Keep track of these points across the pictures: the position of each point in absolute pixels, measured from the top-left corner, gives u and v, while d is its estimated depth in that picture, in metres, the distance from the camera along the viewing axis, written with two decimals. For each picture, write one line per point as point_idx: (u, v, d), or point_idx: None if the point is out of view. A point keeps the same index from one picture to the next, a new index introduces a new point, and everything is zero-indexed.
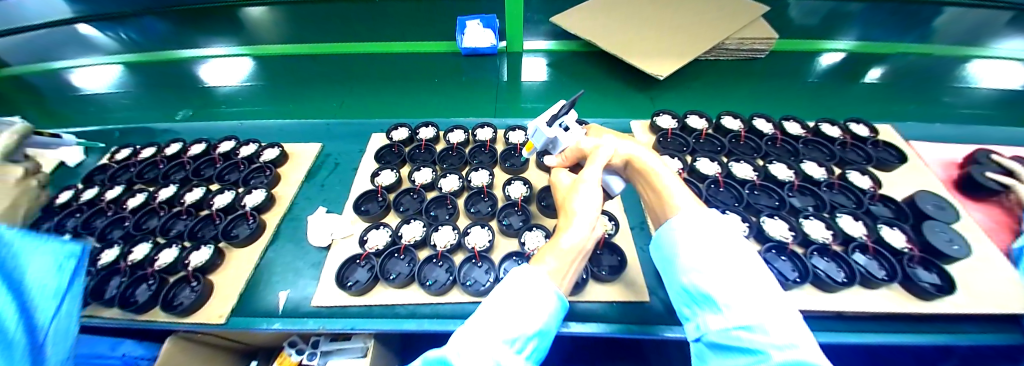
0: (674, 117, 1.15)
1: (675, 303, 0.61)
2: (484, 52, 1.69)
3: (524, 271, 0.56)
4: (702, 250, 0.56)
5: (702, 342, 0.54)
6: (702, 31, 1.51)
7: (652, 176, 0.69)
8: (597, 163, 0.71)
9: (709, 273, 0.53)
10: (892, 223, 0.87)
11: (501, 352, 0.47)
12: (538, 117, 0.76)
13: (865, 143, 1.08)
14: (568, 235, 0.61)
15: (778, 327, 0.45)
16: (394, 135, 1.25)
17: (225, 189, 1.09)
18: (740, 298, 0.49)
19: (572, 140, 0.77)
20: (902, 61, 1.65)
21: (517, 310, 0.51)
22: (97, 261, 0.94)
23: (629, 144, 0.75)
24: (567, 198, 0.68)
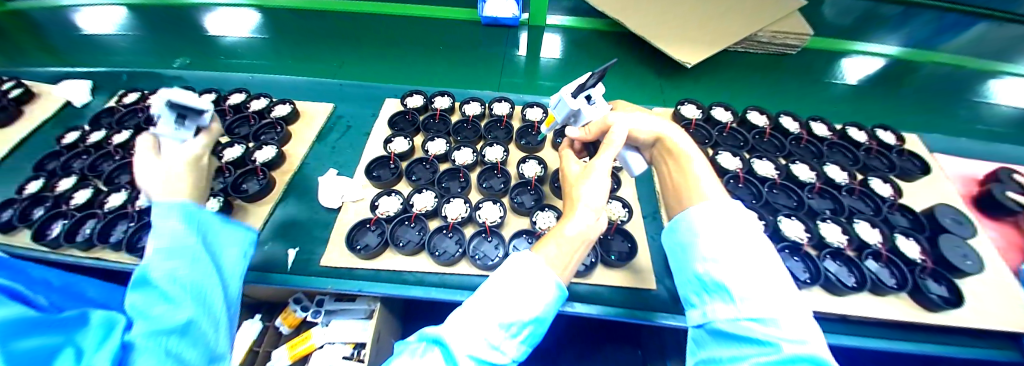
0: (699, 107, 1.12)
1: (683, 289, 0.61)
2: (504, 23, 1.62)
3: (524, 257, 0.55)
4: (722, 240, 0.55)
5: (706, 329, 0.54)
6: (736, 19, 1.44)
7: (682, 160, 0.68)
8: (614, 145, 0.68)
9: (727, 264, 0.52)
10: (908, 233, 0.86)
11: (493, 335, 0.48)
12: (564, 88, 0.73)
13: (891, 151, 1.05)
14: (572, 222, 0.60)
15: (791, 323, 0.45)
16: (408, 101, 1.21)
17: (235, 143, 1.07)
18: (756, 291, 0.48)
19: (596, 114, 0.74)
20: (933, 71, 1.59)
21: (515, 296, 0.51)
22: (104, 204, 0.93)
23: (660, 121, 0.74)
24: (574, 186, 0.67)
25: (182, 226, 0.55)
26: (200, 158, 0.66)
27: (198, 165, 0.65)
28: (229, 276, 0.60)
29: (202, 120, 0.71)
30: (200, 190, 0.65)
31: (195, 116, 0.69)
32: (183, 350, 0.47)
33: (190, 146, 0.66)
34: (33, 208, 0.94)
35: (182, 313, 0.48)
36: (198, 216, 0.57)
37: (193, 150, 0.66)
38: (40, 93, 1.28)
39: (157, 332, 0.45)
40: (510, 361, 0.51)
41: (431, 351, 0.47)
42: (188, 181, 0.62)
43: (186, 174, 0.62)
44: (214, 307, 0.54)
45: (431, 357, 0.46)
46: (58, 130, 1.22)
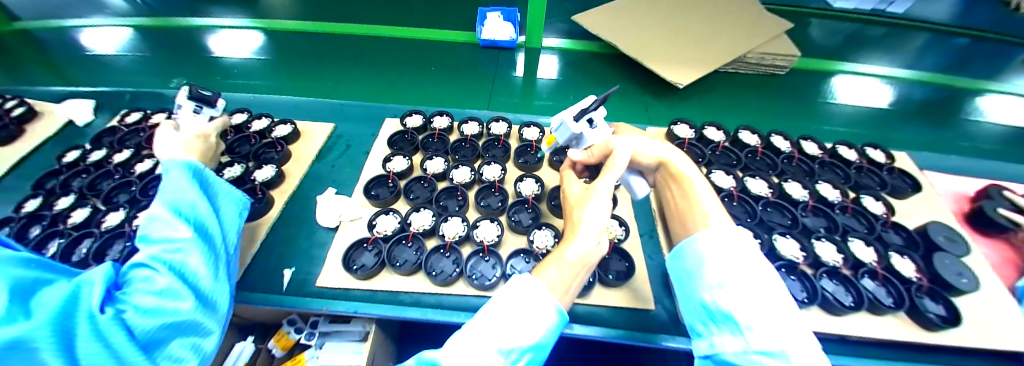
0: (692, 128, 1.15)
1: (689, 317, 0.61)
2: (502, 45, 1.67)
3: (525, 280, 0.56)
4: (728, 267, 0.55)
5: (713, 360, 0.54)
6: (728, 41, 1.49)
7: (686, 185, 0.69)
8: (616, 167, 0.70)
9: (734, 293, 0.53)
10: (903, 252, 0.87)
11: (492, 361, 0.47)
12: (566, 110, 0.76)
13: (880, 169, 1.07)
14: (573, 246, 0.60)
15: (802, 354, 0.45)
16: (407, 121, 1.23)
17: (235, 162, 1.08)
18: (763, 320, 0.49)
19: (599, 138, 0.76)
20: (919, 90, 1.64)
21: (514, 321, 0.51)
22: (101, 223, 0.93)
23: (662, 146, 0.76)
24: (575, 208, 0.68)
25: (182, 175, 0.67)
26: (208, 135, 0.82)
27: (205, 140, 0.81)
28: (226, 229, 0.73)
29: (214, 109, 0.88)
30: (205, 160, 0.79)
31: (208, 106, 0.87)
32: (177, 287, 0.55)
33: (200, 124, 0.82)
34: (30, 226, 0.94)
35: (180, 235, 0.59)
36: (198, 171, 0.70)
37: (203, 127, 0.81)
38: (44, 112, 1.30)
39: (160, 250, 0.57)
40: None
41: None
42: (197, 149, 0.77)
43: (194, 145, 0.77)
44: (211, 239, 0.66)
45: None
46: (59, 149, 1.23)
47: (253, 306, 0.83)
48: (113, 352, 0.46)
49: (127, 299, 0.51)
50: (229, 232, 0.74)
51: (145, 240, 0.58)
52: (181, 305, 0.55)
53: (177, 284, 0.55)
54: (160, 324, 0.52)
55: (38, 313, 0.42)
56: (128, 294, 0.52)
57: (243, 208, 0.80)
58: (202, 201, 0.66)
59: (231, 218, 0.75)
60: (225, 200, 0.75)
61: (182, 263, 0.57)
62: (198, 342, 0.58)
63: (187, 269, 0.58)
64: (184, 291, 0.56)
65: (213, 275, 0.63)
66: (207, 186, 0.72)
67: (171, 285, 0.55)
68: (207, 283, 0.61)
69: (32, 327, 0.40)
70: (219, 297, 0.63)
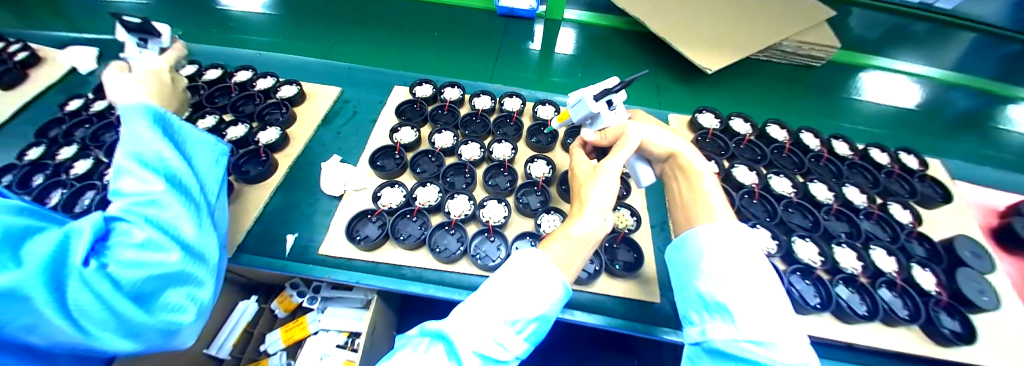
0: (717, 117, 1.08)
1: (682, 306, 0.58)
2: (521, 15, 1.57)
3: (531, 254, 0.53)
4: (725, 260, 0.52)
5: (702, 347, 0.51)
6: (764, 26, 1.38)
7: (694, 178, 0.65)
8: (627, 148, 0.66)
9: (729, 285, 0.50)
10: (925, 264, 0.83)
11: (500, 333, 0.47)
12: (586, 89, 0.71)
13: (913, 175, 1.01)
14: (580, 223, 0.58)
15: (789, 347, 0.44)
16: (417, 90, 1.18)
17: (239, 121, 1.05)
18: (754, 313, 0.47)
19: (614, 122, 0.72)
20: (959, 93, 1.54)
21: (520, 295, 0.49)
22: (103, 177, 0.92)
23: (674, 137, 0.71)
24: (584, 186, 0.65)
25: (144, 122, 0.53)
26: (163, 73, 0.66)
27: (161, 76, 0.65)
28: (201, 179, 0.63)
29: (159, 40, 0.77)
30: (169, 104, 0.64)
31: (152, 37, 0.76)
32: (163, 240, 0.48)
33: (151, 61, 0.66)
34: (33, 175, 0.93)
35: (154, 188, 0.50)
36: (162, 115, 0.56)
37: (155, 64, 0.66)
38: (47, 58, 1.26)
39: (133, 202, 0.48)
40: (513, 358, 0.49)
41: (435, 346, 0.45)
42: (156, 89, 0.61)
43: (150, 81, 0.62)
44: (187, 191, 0.56)
45: (435, 353, 0.44)
46: (61, 97, 1.19)
47: (255, 270, 0.82)
48: (104, 304, 0.41)
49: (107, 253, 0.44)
50: (206, 186, 0.64)
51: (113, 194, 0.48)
52: (169, 258, 0.48)
53: (161, 236, 0.48)
54: (153, 276, 0.45)
55: (28, 260, 0.36)
56: (105, 247, 0.44)
57: (222, 159, 0.70)
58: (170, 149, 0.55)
59: (206, 169, 0.65)
60: (200, 146, 0.64)
61: (161, 217, 0.49)
62: (193, 295, 0.52)
63: (167, 222, 0.49)
64: (168, 243, 0.49)
65: (196, 228, 0.55)
66: (172, 134, 0.59)
67: (153, 237, 0.47)
68: (191, 235, 0.53)
69: (20, 277, 0.34)
70: (207, 251, 0.56)
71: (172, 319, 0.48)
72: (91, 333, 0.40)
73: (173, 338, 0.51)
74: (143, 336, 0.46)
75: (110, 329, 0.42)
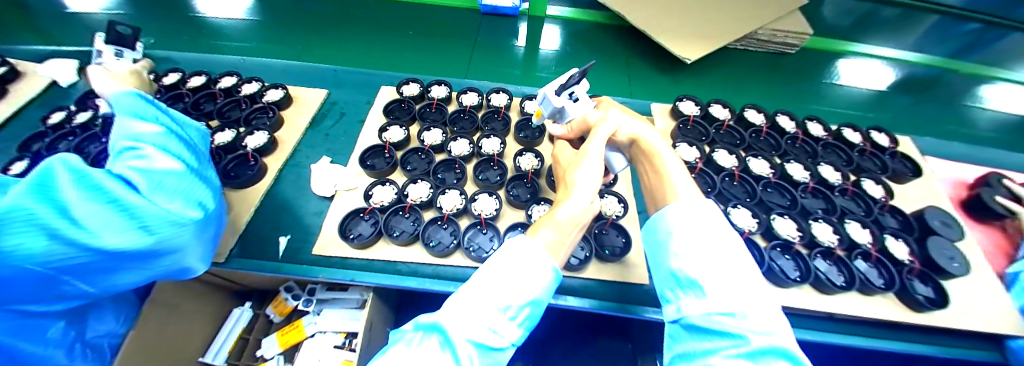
0: (698, 104, 1.12)
1: (659, 286, 0.60)
2: (504, 12, 1.59)
3: (518, 244, 0.55)
4: (694, 236, 0.54)
5: (681, 324, 0.53)
6: (740, 16, 1.43)
7: (657, 161, 0.67)
8: (600, 135, 0.69)
9: (698, 258, 0.52)
10: (897, 234, 0.88)
11: (494, 320, 0.48)
12: (547, 86, 0.74)
13: (883, 153, 1.06)
14: (566, 207, 0.60)
15: (759, 315, 0.45)
16: (404, 90, 1.19)
17: (226, 127, 1.05)
18: (723, 284, 0.49)
19: (579, 112, 0.73)
20: (927, 74, 1.60)
21: (511, 282, 0.51)
22: None
23: (637, 123, 0.73)
24: (568, 170, 0.67)
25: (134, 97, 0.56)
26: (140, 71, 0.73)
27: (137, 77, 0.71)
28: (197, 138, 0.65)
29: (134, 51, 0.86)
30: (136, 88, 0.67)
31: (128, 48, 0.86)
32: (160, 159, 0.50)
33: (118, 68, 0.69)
34: None
35: (150, 126, 0.52)
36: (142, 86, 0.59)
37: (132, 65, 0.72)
38: (26, 72, 1.23)
39: (128, 138, 0.50)
40: (510, 344, 0.51)
41: (429, 338, 0.46)
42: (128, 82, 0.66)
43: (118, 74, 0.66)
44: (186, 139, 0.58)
45: (429, 346, 0.45)
46: (42, 111, 1.17)
47: (247, 273, 0.82)
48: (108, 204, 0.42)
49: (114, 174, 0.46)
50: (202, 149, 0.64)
51: (111, 140, 0.51)
52: (172, 171, 0.50)
53: (161, 157, 0.50)
54: (157, 184, 0.47)
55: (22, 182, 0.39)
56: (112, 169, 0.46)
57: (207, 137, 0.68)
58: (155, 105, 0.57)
59: (201, 138, 0.65)
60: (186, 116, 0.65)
61: (161, 144, 0.51)
62: (196, 201, 0.53)
63: (168, 149, 0.52)
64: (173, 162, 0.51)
65: (196, 162, 0.57)
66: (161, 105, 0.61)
67: (157, 157, 0.49)
68: (192, 163, 0.56)
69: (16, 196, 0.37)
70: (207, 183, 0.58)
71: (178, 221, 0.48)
72: (95, 228, 0.41)
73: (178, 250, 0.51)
74: (152, 233, 0.46)
75: (114, 227, 0.43)
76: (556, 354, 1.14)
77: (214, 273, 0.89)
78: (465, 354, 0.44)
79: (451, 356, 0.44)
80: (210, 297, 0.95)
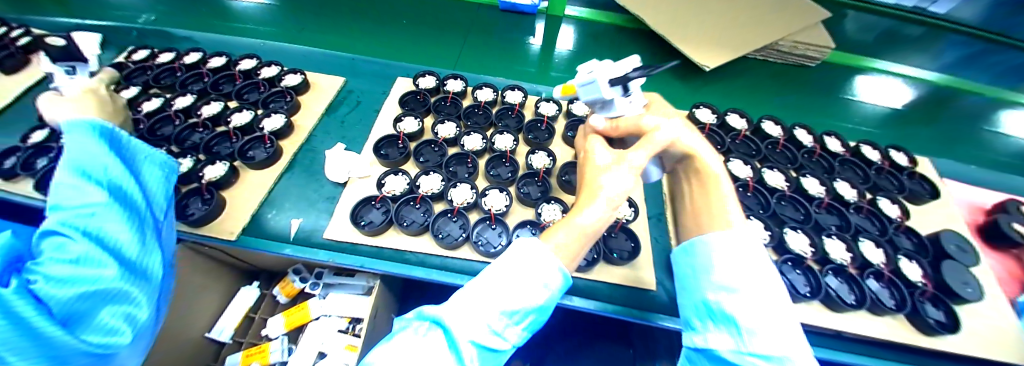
0: (714, 113, 1.10)
1: (686, 310, 0.61)
2: (523, 10, 1.56)
3: (530, 244, 0.55)
4: (736, 271, 0.55)
5: (705, 353, 0.55)
6: (761, 25, 1.39)
7: (708, 182, 0.66)
8: (653, 145, 0.65)
9: (739, 296, 0.53)
10: (911, 256, 0.87)
11: (495, 321, 0.49)
12: (604, 71, 0.67)
13: (901, 173, 1.04)
14: (587, 212, 0.59)
15: (794, 356, 0.47)
16: (420, 82, 1.19)
17: (244, 108, 1.07)
18: (760, 320, 0.50)
19: (630, 112, 0.73)
20: (950, 95, 1.57)
21: (514, 284, 0.50)
22: None
23: (696, 136, 0.68)
24: (596, 172, 0.65)
25: (84, 150, 0.54)
26: (96, 89, 0.76)
27: (97, 94, 0.75)
28: (151, 191, 0.64)
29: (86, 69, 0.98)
30: (111, 114, 0.75)
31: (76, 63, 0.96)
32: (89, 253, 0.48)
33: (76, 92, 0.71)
34: (37, 157, 0.93)
35: (92, 199, 0.51)
36: (108, 130, 0.59)
37: (87, 84, 0.75)
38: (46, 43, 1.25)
39: (70, 215, 0.49)
40: (510, 346, 0.52)
41: (432, 333, 0.47)
42: (93, 103, 0.72)
43: (86, 100, 0.71)
44: (135, 205, 0.58)
45: (433, 338, 0.46)
46: None
47: (261, 252, 0.84)
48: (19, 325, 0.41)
49: (37, 269, 0.45)
50: (156, 201, 0.65)
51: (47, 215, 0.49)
52: (104, 273, 0.49)
53: (96, 251, 0.49)
54: (80, 293, 0.46)
55: None
56: (36, 263, 0.45)
57: (168, 173, 0.69)
58: (117, 164, 0.57)
59: (158, 185, 0.66)
60: (149, 164, 0.66)
61: (99, 228, 0.51)
62: (122, 311, 0.51)
63: (106, 234, 0.51)
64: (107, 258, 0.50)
65: (141, 242, 0.57)
66: (121, 149, 0.61)
67: (90, 253, 0.48)
68: (130, 252, 0.54)
69: None
70: (152, 262, 0.58)
71: (104, 341, 0.49)
72: None
73: (108, 360, 0.51)
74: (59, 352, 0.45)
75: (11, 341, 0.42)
76: (555, 355, 1.14)
77: (217, 248, 0.89)
78: (467, 354, 0.45)
79: (456, 358, 0.45)
80: (218, 276, 0.97)
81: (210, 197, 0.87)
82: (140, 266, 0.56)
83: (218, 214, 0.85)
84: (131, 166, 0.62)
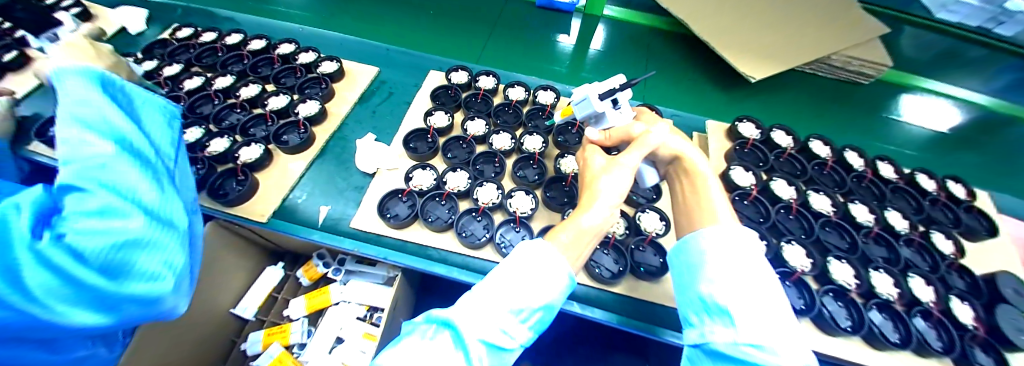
0: (758, 127, 1.05)
1: (681, 307, 0.55)
2: (560, 8, 1.54)
3: (539, 244, 0.54)
4: (727, 264, 0.51)
5: (702, 349, 0.49)
6: (815, 35, 1.31)
7: (697, 180, 0.63)
8: (643, 147, 0.64)
9: (730, 287, 0.48)
10: (964, 297, 0.80)
11: (504, 322, 0.47)
12: (590, 87, 0.73)
13: (958, 206, 0.97)
14: (589, 214, 0.58)
15: (786, 349, 0.43)
16: (453, 76, 1.18)
17: (281, 92, 1.08)
18: (753, 315, 0.46)
19: (621, 121, 0.73)
20: (1015, 124, 1.44)
21: (526, 284, 0.50)
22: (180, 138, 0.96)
23: (682, 140, 0.67)
24: (596, 176, 0.64)
25: (87, 96, 0.44)
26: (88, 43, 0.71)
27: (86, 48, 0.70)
28: (154, 134, 0.55)
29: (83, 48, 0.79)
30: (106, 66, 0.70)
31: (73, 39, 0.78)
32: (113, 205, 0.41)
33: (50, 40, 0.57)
34: None
35: (99, 148, 0.42)
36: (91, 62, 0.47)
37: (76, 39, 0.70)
38: (96, 15, 1.30)
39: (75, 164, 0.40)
40: (518, 346, 0.50)
41: (440, 333, 0.46)
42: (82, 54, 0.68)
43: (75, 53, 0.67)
44: (146, 152, 0.49)
45: (440, 340, 0.45)
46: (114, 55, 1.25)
47: (289, 235, 0.85)
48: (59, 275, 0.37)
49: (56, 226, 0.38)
50: (162, 146, 0.56)
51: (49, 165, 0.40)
52: (131, 224, 0.42)
53: (119, 201, 0.42)
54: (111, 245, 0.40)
55: None
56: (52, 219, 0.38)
57: (168, 115, 0.59)
58: (113, 105, 0.46)
59: (162, 130, 0.57)
60: (148, 105, 0.55)
61: (116, 178, 0.42)
62: (162, 260, 0.46)
63: (125, 184, 0.43)
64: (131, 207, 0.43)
65: (160, 189, 0.49)
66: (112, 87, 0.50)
67: (114, 203, 0.41)
68: (154, 201, 0.47)
69: None
70: (178, 213, 0.52)
71: (150, 287, 0.44)
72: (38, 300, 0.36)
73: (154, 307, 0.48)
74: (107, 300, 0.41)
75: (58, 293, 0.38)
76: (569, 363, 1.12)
77: (249, 229, 0.92)
78: (476, 354, 0.44)
79: (463, 355, 0.44)
80: (246, 255, 1.00)
81: (245, 179, 0.90)
82: (168, 215, 0.49)
83: (253, 195, 0.88)
84: (129, 113, 0.51)
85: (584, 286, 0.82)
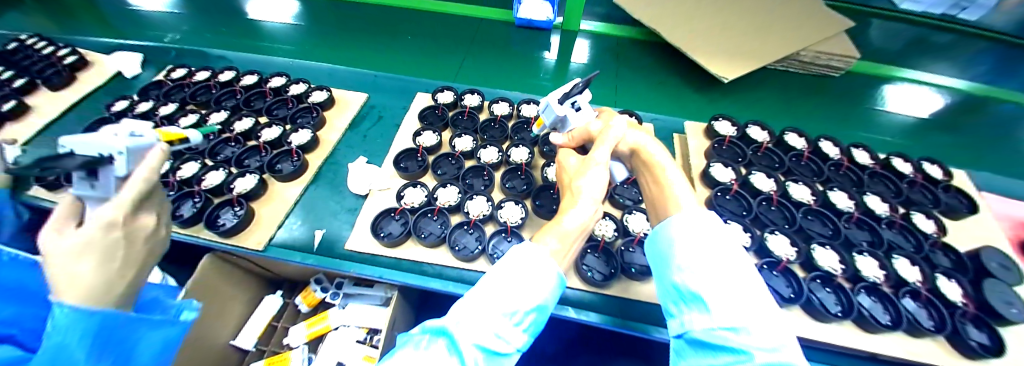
0: (734, 124, 1.09)
1: (662, 299, 0.58)
2: (538, 26, 1.62)
3: (524, 249, 0.56)
4: (698, 251, 0.53)
5: (685, 339, 0.51)
6: (780, 35, 1.38)
7: (657, 171, 0.65)
8: (607, 144, 0.69)
9: (702, 273, 0.50)
10: (950, 274, 0.82)
11: (500, 326, 0.49)
12: (550, 94, 0.76)
13: (936, 186, 0.99)
14: (571, 216, 0.61)
15: (762, 329, 0.44)
16: (439, 97, 1.23)
17: (274, 123, 1.12)
18: (726, 300, 0.47)
19: (581, 121, 0.76)
20: (986, 103, 1.49)
21: (516, 288, 0.51)
22: (178, 173, 1.00)
23: (639, 133, 0.72)
24: (573, 177, 0.68)
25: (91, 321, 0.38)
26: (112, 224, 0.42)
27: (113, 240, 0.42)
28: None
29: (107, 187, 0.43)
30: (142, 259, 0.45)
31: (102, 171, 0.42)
32: None
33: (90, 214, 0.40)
34: None
35: None
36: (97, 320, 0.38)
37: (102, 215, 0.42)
38: (93, 62, 1.35)
39: None
40: (514, 350, 0.51)
41: (436, 342, 0.47)
42: (102, 250, 0.41)
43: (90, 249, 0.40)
44: None
45: (435, 348, 0.46)
46: (110, 98, 1.29)
47: (283, 261, 0.87)
48: None
49: None
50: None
51: None
52: None
53: None
54: None
55: None
56: None
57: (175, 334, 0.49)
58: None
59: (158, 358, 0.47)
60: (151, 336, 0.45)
61: None
62: None
63: None
64: None
65: None
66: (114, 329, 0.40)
67: None
68: None
69: None
70: None
71: None
72: None
73: None
74: None
75: None
76: None
77: (246, 259, 0.95)
78: (471, 357, 0.45)
79: (457, 360, 0.45)
80: (244, 285, 1.00)
81: (240, 208, 0.92)
82: None
83: (250, 224, 0.90)
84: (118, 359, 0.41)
85: (577, 290, 0.83)
